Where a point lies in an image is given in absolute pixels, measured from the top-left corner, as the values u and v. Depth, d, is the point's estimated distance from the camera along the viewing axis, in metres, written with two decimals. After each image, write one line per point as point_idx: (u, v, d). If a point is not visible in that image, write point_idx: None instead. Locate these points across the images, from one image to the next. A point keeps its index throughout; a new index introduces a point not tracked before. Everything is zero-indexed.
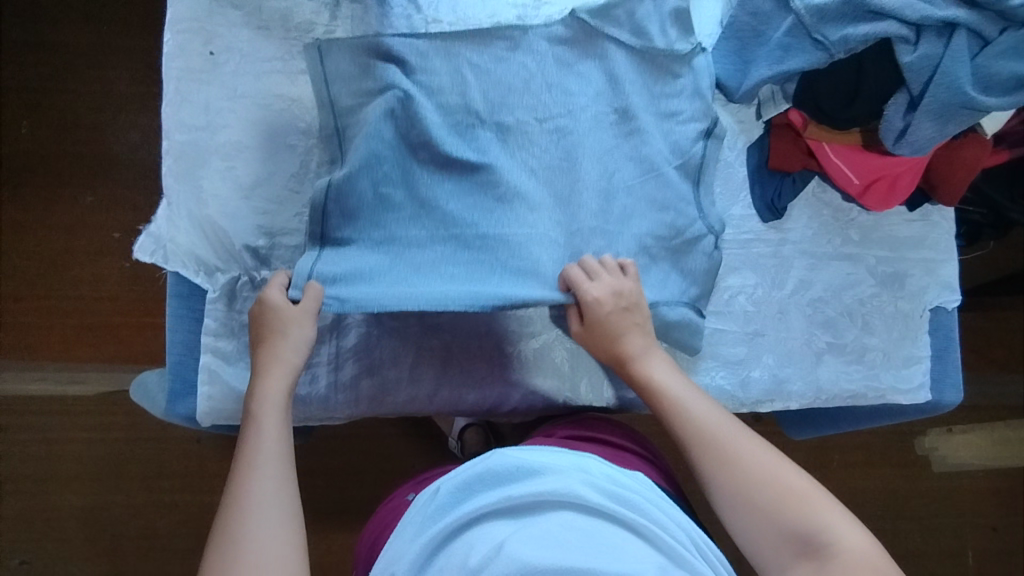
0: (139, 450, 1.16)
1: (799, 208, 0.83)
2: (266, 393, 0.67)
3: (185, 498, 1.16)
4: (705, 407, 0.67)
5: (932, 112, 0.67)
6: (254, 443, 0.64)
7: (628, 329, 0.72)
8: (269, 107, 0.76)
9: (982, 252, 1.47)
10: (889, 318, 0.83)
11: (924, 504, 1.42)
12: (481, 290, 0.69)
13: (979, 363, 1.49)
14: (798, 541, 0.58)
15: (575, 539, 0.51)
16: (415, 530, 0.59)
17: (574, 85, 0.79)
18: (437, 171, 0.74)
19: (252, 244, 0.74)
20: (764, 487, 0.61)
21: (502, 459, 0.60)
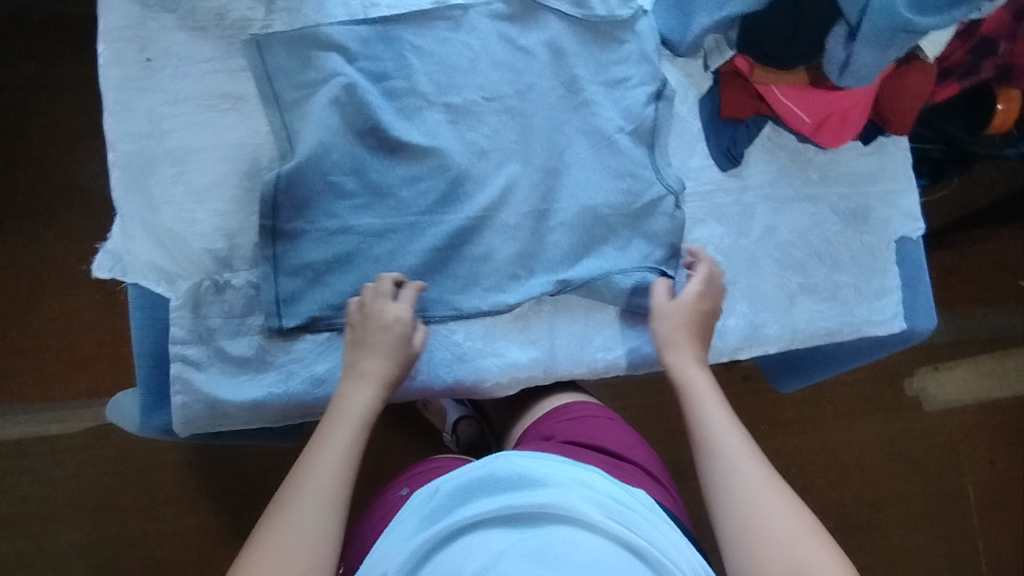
0: (132, 482, 1.14)
1: (756, 155, 0.83)
2: (346, 400, 0.66)
3: (185, 524, 1.14)
4: (725, 422, 0.65)
5: (872, 40, 0.66)
6: (318, 440, 0.63)
7: (686, 331, 0.72)
8: (213, 107, 0.74)
9: (946, 190, 1.49)
10: (857, 253, 0.83)
11: (926, 448, 1.45)
12: (435, 294, 0.76)
13: (957, 299, 1.51)
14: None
15: (571, 557, 0.50)
16: (410, 528, 0.58)
17: (519, 60, 0.79)
18: (388, 157, 0.76)
19: (211, 247, 0.73)
20: (766, 519, 0.57)
21: (503, 465, 0.60)
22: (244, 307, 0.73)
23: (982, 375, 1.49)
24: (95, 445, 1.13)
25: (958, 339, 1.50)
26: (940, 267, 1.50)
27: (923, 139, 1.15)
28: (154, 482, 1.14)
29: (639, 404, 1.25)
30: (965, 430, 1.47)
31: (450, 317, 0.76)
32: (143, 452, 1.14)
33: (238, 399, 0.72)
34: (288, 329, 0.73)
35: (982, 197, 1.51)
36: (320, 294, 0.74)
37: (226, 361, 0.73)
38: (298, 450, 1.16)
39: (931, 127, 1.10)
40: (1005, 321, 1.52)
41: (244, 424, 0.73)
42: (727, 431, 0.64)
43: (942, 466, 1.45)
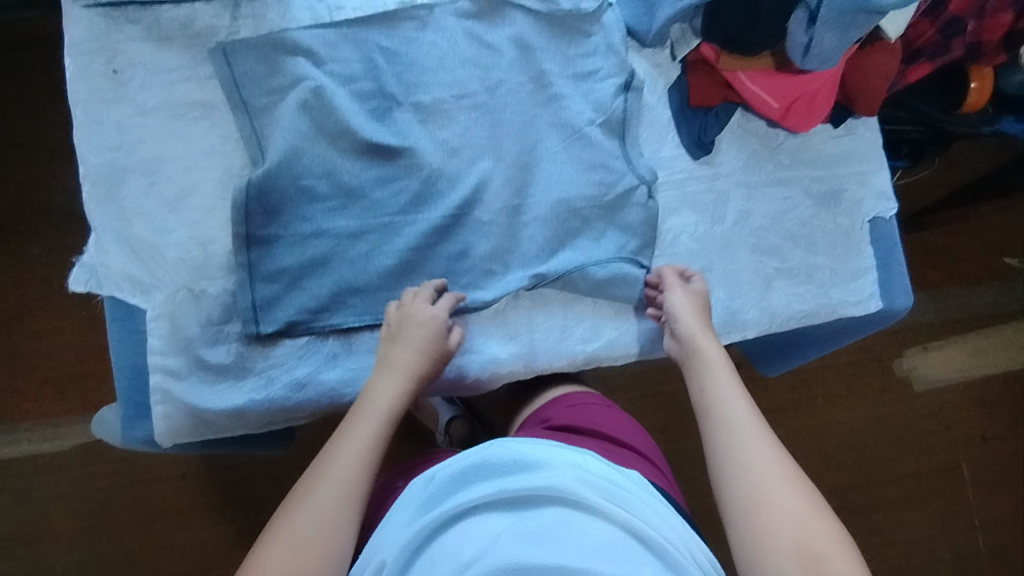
0: (126, 497, 1.13)
1: (727, 141, 0.84)
2: (377, 391, 0.68)
3: (182, 536, 1.15)
4: (737, 399, 0.68)
5: (831, 22, 0.66)
6: (343, 430, 0.66)
7: (700, 315, 0.74)
8: (182, 117, 0.74)
9: (927, 171, 1.50)
10: (831, 235, 0.84)
11: (919, 427, 1.46)
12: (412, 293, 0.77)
13: (943, 278, 1.51)
14: (799, 554, 0.55)
15: (568, 539, 0.51)
16: (406, 517, 0.57)
17: (487, 56, 0.79)
18: (359, 159, 0.77)
19: (186, 256, 0.73)
20: (772, 490, 0.59)
21: (499, 451, 0.59)
22: (222, 315, 0.73)
23: (972, 353, 1.50)
24: (87, 463, 1.13)
25: (947, 317, 1.50)
26: (925, 246, 1.51)
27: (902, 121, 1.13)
28: (148, 496, 1.14)
29: (629, 397, 1.25)
30: (956, 408, 1.48)
31: None
32: (136, 467, 1.14)
33: (219, 406, 0.72)
34: (267, 335, 0.73)
35: (963, 176, 1.52)
36: (297, 298, 0.74)
37: (205, 369, 0.73)
38: (290, 457, 1.17)
39: (908, 108, 1.08)
40: (990, 298, 1.53)
41: (227, 432, 0.73)
42: (740, 407, 0.67)
43: (936, 444, 1.46)
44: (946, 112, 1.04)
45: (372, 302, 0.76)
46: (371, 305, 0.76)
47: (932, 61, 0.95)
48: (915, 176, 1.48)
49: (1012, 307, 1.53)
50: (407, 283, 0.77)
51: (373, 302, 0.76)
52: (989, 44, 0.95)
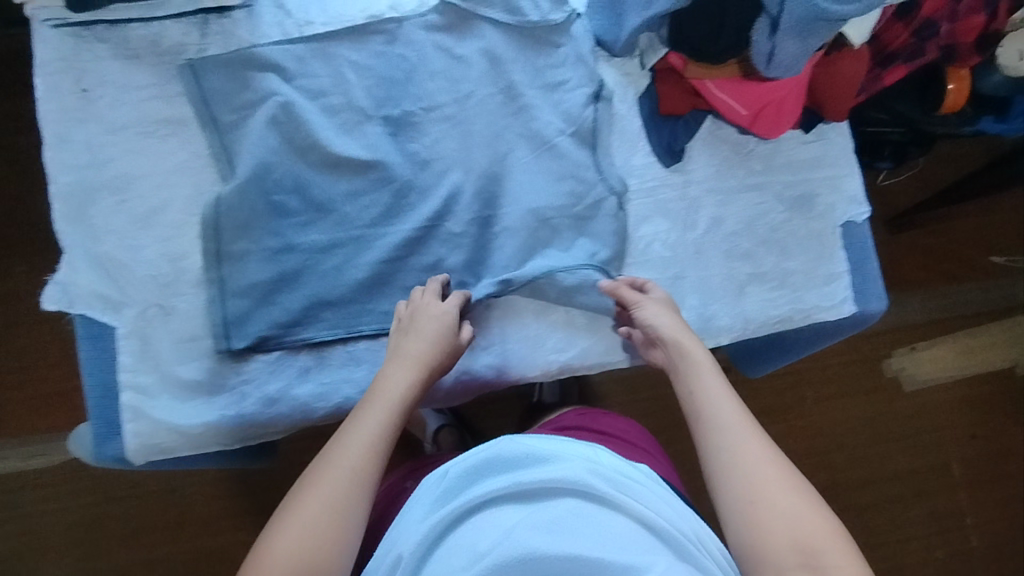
0: (114, 512, 1.14)
1: (697, 148, 0.84)
2: (391, 380, 0.67)
3: (170, 551, 1.16)
4: (725, 399, 0.65)
5: (792, 30, 0.67)
6: (356, 418, 0.64)
7: (675, 320, 0.73)
8: (151, 134, 0.75)
9: (911, 171, 1.50)
10: (804, 240, 0.84)
11: (910, 427, 1.45)
12: (384, 306, 0.77)
13: (931, 278, 1.49)
14: (798, 553, 0.54)
15: (584, 529, 0.51)
16: (424, 509, 0.57)
17: (456, 69, 0.80)
18: (330, 172, 0.77)
19: (157, 273, 0.73)
20: (767, 489, 0.58)
21: (509, 445, 0.58)
22: (193, 331, 0.73)
23: (965, 351, 1.49)
24: (74, 479, 1.14)
25: (942, 316, 1.48)
26: (915, 245, 1.50)
27: (882, 123, 1.14)
28: (136, 511, 1.15)
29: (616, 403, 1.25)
30: (948, 407, 1.47)
31: None
32: (123, 483, 1.15)
33: (191, 423, 0.72)
34: (238, 350, 0.73)
35: (948, 175, 1.51)
36: (269, 313, 0.74)
37: (176, 386, 0.72)
38: (277, 469, 1.18)
39: (887, 110, 1.09)
40: (981, 297, 1.51)
41: (200, 450, 0.73)
42: (727, 403, 0.65)
43: (929, 444, 1.46)
44: (927, 112, 1.04)
45: (344, 316, 0.76)
46: (343, 318, 0.76)
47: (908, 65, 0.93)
48: (899, 176, 1.49)
49: (1001, 305, 1.52)
50: (380, 295, 0.77)
51: (346, 315, 0.76)
52: (964, 47, 0.95)
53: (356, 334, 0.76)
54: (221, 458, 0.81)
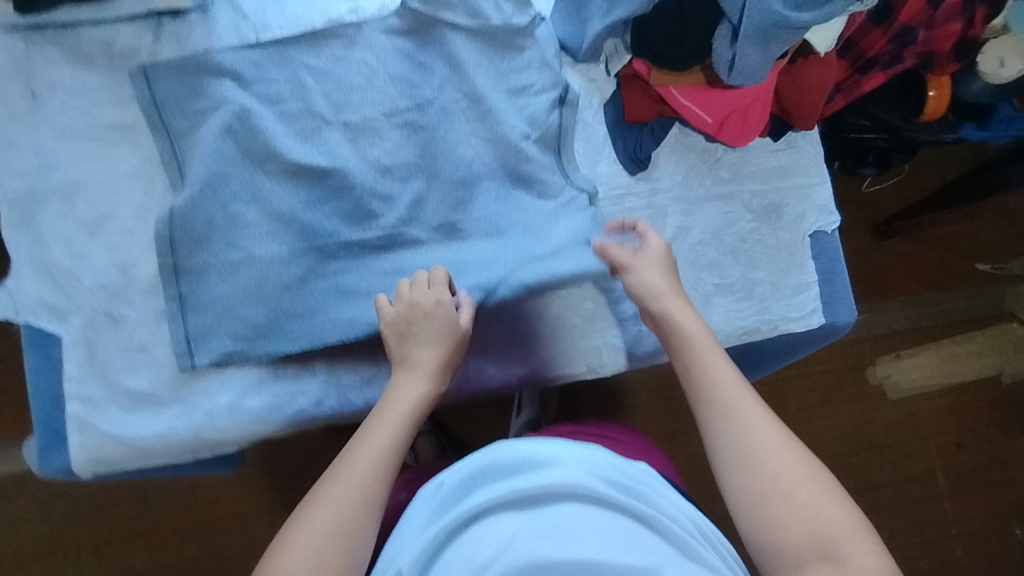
0: (86, 520, 1.15)
1: (664, 156, 0.82)
2: (401, 395, 0.65)
3: (141, 559, 1.15)
4: (732, 381, 0.63)
5: (753, 37, 0.65)
6: (358, 436, 0.61)
7: (667, 282, 0.71)
8: (102, 138, 0.73)
9: (896, 177, 1.44)
10: (772, 250, 0.82)
11: (898, 436, 1.40)
12: (345, 315, 0.73)
13: (916, 285, 1.44)
14: (816, 545, 0.53)
15: (590, 533, 0.48)
16: (417, 525, 0.54)
17: (417, 75, 0.78)
18: (288, 181, 0.75)
19: (106, 281, 0.72)
20: (779, 478, 0.56)
21: (505, 450, 0.56)
22: (143, 341, 0.72)
23: (950, 358, 1.43)
24: (48, 485, 1.14)
25: (932, 323, 1.43)
26: (902, 252, 1.44)
27: (864, 129, 1.11)
28: (109, 518, 1.15)
29: (594, 410, 1.23)
30: (935, 416, 1.42)
31: (367, 333, 0.73)
32: (97, 489, 1.15)
33: (139, 435, 0.70)
34: (202, 366, 0.72)
35: (943, 178, 1.45)
36: (231, 327, 0.72)
37: (124, 397, 0.71)
38: (247, 476, 1.17)
39: (869, 116, 1.06)
40: (966, 304, 1.45)
41: (150, 463, 0.71)
42: (734, 386, 0.62)
43: (920, 454, 1.40)
44: (908, 119, 1.02)
45: (309, 326, 0.73)
46: (308, 328, 0.73)
47: (887, 71, 0.91)
48: (882, 183, 1.44)
49: (981, 313, 1.45)
50: (345, 302, 0.74)
51: (311, 326, 0.73)
52: (941, 54, 0.91)
53: (320, 343, 0.73)
54: (178, 468, 0.80)
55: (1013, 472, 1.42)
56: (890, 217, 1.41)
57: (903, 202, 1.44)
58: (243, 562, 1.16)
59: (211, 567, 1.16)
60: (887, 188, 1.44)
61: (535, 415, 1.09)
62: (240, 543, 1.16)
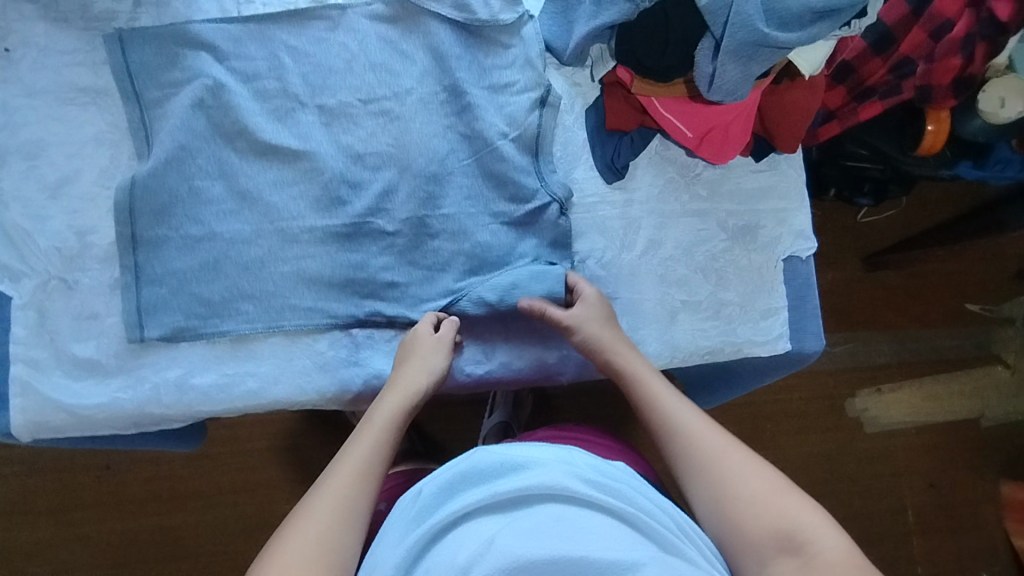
0: (45, 487, 1.14)
1: (642, 168, 0.81)
2: (380, 409, 0.66)
3: (98, 530, 1.14)
4: (676, 404, 0.66)
5: (734, 53, 0.65)
6: (339, 455, 0.61)
7: (609, 329, 0.72)
8: (70, 101, 0.73)
9: (891, 211, 1.39)
10: (743, 272, 0.81)
11: (874, 470, 1.34)
12: (302, 304, 0.73)
13: (903, 320, 1.38)
14: (775, 538, 0.54)
15: (570, 531, 0.48)
16: (397, 536, 0.53)
17: (398, 64, 0.77)
18: (258, 160, 0.74)
19: (62, 245, 0.71)
20: (730, 481, 0.58)
21: (483, 455, 0.56)
22: (94, 309, 0.71)
23: (932, 397, 1.36)
24: (10, 449, 1.14)
25: (916, 358, 1.37)
26: (889, 285, 1.38)
27: (862, 159, 1.06)
28: (68, 487, 1.14)
29: (568, 416, 1.19)
30: (915, 455, 1.35)
31: (327, 324, 0.74)
32: (58, 457, 1.14)
33: (80, 403, 0.70)
34: (151, 340, 0.71)
35: (942, 215, 1.39)
36: (187, 304, 0.72)
37: (71, 364, 0.71)
38: (206, 456, 1.16)
39: (867, 146, 1.02)
40: (948, 343, 1.38)
41: (91, 432, 0.71)
42: (678, 407, 0.66)
43: (896, 493, 1.34)
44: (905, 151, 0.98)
45: (266, 309, 0.73)
46: (265, 312, 0.73)
47: (884, 100, 0.90)
48: (878, 216, 1.39)
49: (967, 354, 1.38)
50: (304, 289, 0.74)
51: (267, 309, 0.73)
52: (939, 90, 0.85)
53: (276, 328, 0.73)
54: (128, 440, 0.80)
55: (990, 523, 1.34)
56: (885, 247, 1.36)
57: (902, 233, 1.39)
58: (199, 539, 1.15)
59: (165, 543, 1.15)
60: (886, 220, 1.39)
61: (505, 417, 1.07)
62: (195, 521, 1.15)
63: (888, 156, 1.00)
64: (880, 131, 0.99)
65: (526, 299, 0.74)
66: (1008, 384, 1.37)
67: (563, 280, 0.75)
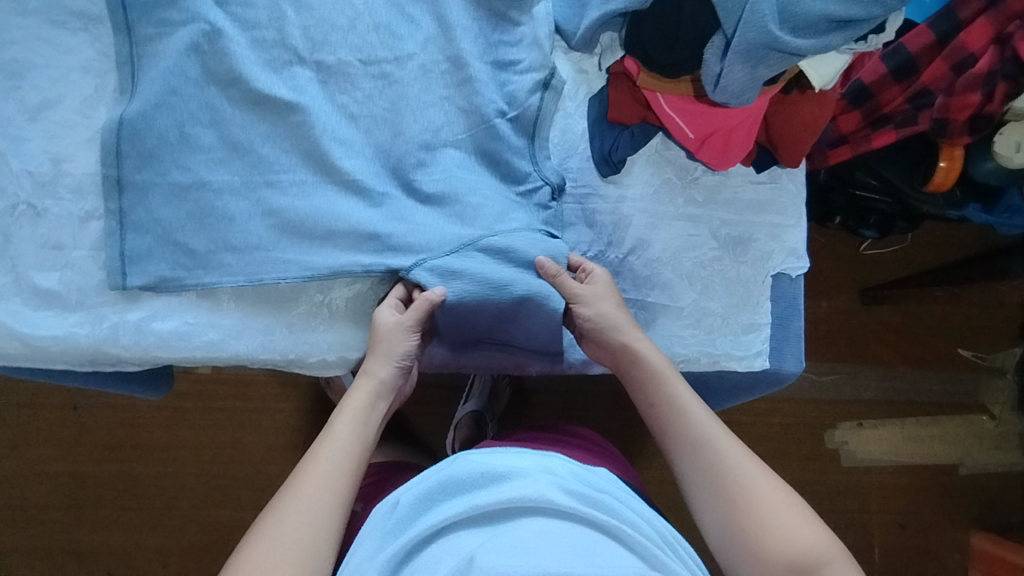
0: (7, 417, 1.13)
1: (639, 165, 0.79)
2: (351, 401, 0.65)
3: (56, 469, 1.13)
4: (700, 413, 0.64)
5: (743, 54, 0.62)
6: (313, 449, 0.61)
7: (621, 311, 0.70)
8: (62, 24, 0.72)
9: (896, 246, 1.36)
10: (730, 283, 0.79)
11: (848, 504, 1.31)
12: (284, 256, 0.70)
13: (894, 357, 1.36)
14: (794, 571, 0.56)
15: (553, 547, 0.45)
16: (372, 547, 0.51)
17: (402, 27, 0.75)
18: (247, 111, 0.72)
19: (34, 170, 0.70)
20: (755, 511, 0.58)
21: (464, 464, 0.53)
22: (61, 240, 0.70)
23: (915, 439, 1.34)
24: None
25: (903, 397, 1.35)
26: (885, 320, 1.36)
27: (872, 190, 1.02)
28: (30, 419, 1.13)
29: (545, 414, 1.14)
30: (890, 495, 1.32)
31: (303, 277, 0.70)
32: (23, 389, 1.13)
33: (36, 334, 0.68)
34: (133, 288, 0.69)
35: (946, 257, 1.37)
36: (170, 253, 0.70)
37: (31, 293, 0.69)
38: (170, 406, 1.14)
39: (879, 177, 0.98)
40: (937, 386, 1.36)
41: (45, 364, 0.70)
42: (705, 423, 0.64)
43: (866, 530, 1.31)
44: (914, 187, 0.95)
45: (248, 262, 0.70)
46: (247, 265, 0.70)
47: (898, 130, 0.87)
48: (882, 249, 1.36)
49: (953, 400, 1.35)
50: (290, 240, 0.71)
51: (249, 262, 0.70)
52: (956, 124, 0.81)
53: (256, 282, 0.70)
54: (86, 378, 0.78)
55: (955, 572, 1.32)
56: (885, 281, 1.34)
57: (904, 270, 1.36)
58: (158, 491, 1.14)
59: (122, 490, 1.13)
60: (890, 253, 1.36)
61: (478, 407, 1.05)
62: (155, 472, 1.14)
63: (899, 191, 0.97)
64: (893, 163, 0.96)
65: (543, 258, 0.70)
66: (990, 435, 1.35)
67: (567, 261, 0.73)
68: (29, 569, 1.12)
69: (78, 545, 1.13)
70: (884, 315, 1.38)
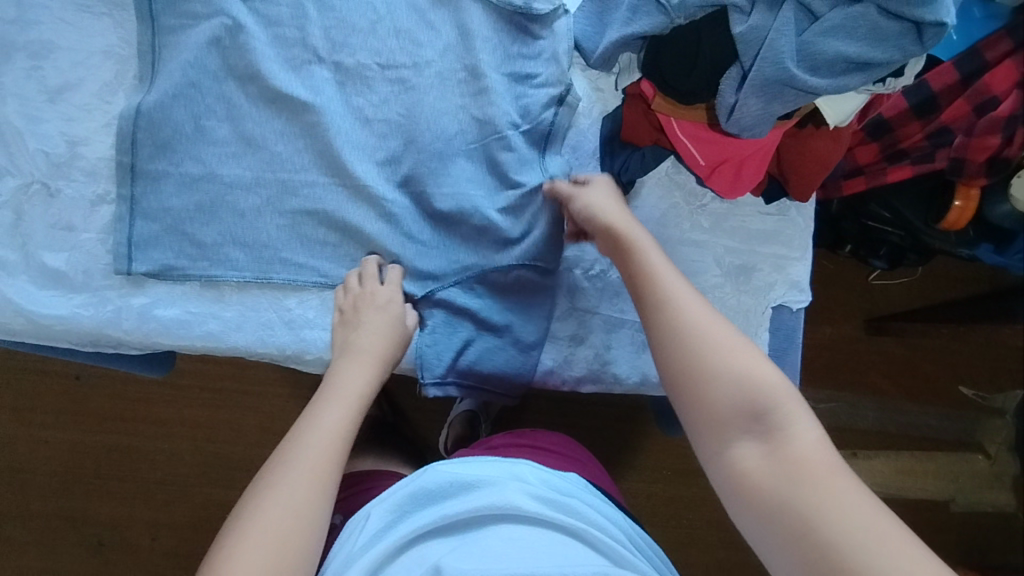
0: (9, 380, 1.14)
1: (648, 186, 0.80)
2: (346, 377, 0.64)
3: (55, 436, 1.15)
4: (665, 266, 0.61)
5: (758, 88, 0.62)
6: (298, 429, 0.59)
7: (616, 201, 0.68)
8: (86, 8, 0.74)
9: (906, 278, 1.35)
10: (729, 312, 0.78)
11: None
12: (292, 260, 0.72)
13: (893, 390, 1.35)
14: (742, 417, 0.52)
15: (518, 550, 0.46)
16: (343, 558, 0.51)
17: (423, 33, 0.75)
18: (264, 108, 0.73)
19: (50, 151, 0.71)
20: (709, 355, 0.54)
21: (434, 475, 0.55)
22: (72, 221, 0.71)
23: (907, 472, 1.33)
24: None
25: (899, 429, 1.34)
26: (886, 351, 1.35)
27: (883, 222, 1.01)
28: (32, 385, 1.15)
29: (539, 420, 1.15)
30: None
31: (315, 282, 0.73)
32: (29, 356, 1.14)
33: (41, 311, 0.69)
34: (138, 274, 0.71)
35: (955, 294, 1.35)
36: (178, 242, 0.71)
37: (38, 272, 0.70)
38: (172, 383, 1.16)
39: (890, 209, 0.96)
40: (934, 421, 1.35)
41: (48, 340, 0.71)
42: (669, 275, 0.61)
43: None
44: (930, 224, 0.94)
45: (258, 259, 0.72)
46: (256, 262, 0.72)
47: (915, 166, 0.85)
48: (891, 280, 1.35)
49: (947, 436, 1.35)
50: (299, 241, 0.73)
51: (259, 260, 0.72)
52: (973, 165, 0.80)
53: (266, 280, 0.72)
54: (89, 355, 0.80)
55: None
56: (890, 313, 1.33)
57: (912, 303, 1.35)
58: (152, 466, 1.15)
59: (116, 463, 1.15)
60: (900, 286, 1.35)
61: (473, 406, 1.03)
62: (151, 447, 1.15)
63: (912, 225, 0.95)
64: (912, 200, 0.94)
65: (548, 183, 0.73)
66: (984, 474, 1.34)
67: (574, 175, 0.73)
68: (21, 533, 1.15)
69: (70, 512, 1.15)
70: (888, 346, 1.36)
